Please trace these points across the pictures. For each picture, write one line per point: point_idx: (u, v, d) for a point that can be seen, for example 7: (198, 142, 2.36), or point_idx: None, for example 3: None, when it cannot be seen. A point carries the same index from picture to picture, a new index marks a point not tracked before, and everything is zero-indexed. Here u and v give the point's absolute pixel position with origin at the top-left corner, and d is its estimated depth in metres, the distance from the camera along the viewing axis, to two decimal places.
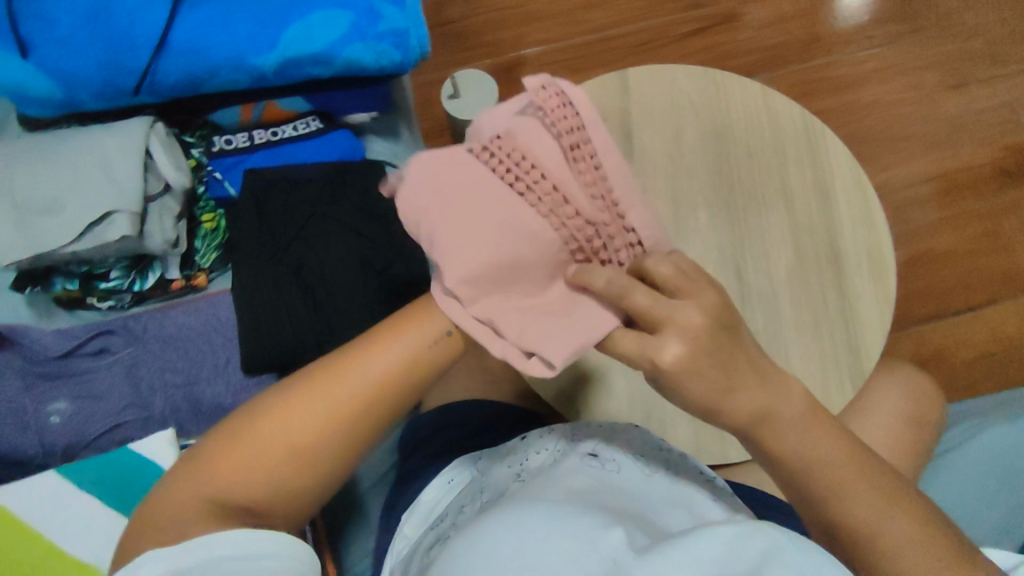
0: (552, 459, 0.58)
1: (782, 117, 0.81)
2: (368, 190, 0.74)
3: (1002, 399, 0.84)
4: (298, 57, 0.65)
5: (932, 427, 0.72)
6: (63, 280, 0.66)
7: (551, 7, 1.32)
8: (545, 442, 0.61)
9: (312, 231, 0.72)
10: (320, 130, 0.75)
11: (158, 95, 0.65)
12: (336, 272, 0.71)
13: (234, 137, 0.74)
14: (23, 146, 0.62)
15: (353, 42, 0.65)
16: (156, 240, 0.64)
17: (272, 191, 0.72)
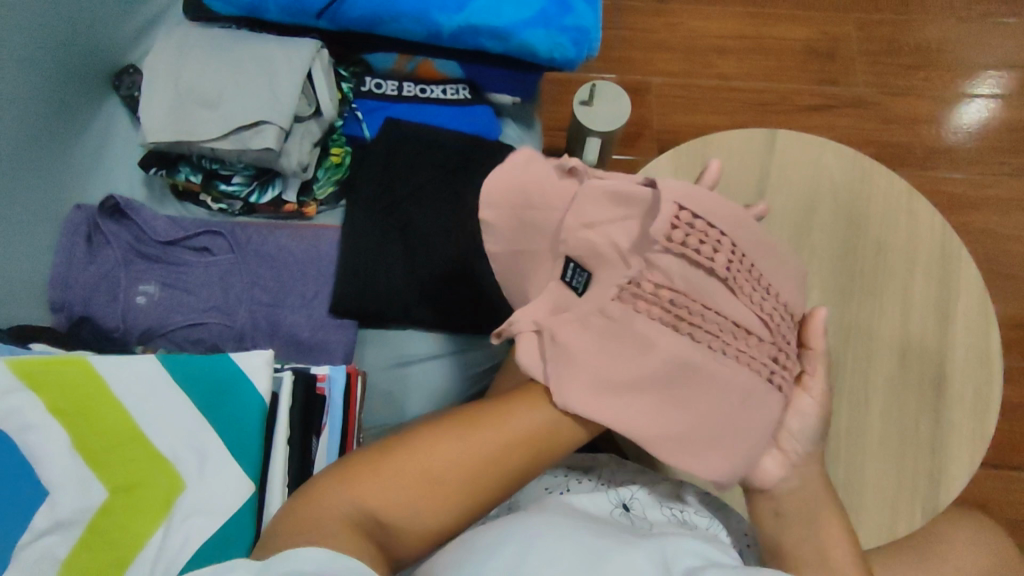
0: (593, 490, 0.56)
1: (921, 221, 0.77)
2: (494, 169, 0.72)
3: None
4: (480, 26, 0.65)
5: None
6: (190, 172, 0.69)
7: (686, 41, 1.29)
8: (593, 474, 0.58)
9: (426, 194, 0.69)
10: (467, 99, 0.75)
11: (337, 22, 0.66)
12: (439, 240, 0.67)
13: (384, 83, 0.73)
14: (202, 42, 0.65)
15: (536, 27, 0.65)
16: (291, 160, 0.63)
17: (401, 144, 0.71)
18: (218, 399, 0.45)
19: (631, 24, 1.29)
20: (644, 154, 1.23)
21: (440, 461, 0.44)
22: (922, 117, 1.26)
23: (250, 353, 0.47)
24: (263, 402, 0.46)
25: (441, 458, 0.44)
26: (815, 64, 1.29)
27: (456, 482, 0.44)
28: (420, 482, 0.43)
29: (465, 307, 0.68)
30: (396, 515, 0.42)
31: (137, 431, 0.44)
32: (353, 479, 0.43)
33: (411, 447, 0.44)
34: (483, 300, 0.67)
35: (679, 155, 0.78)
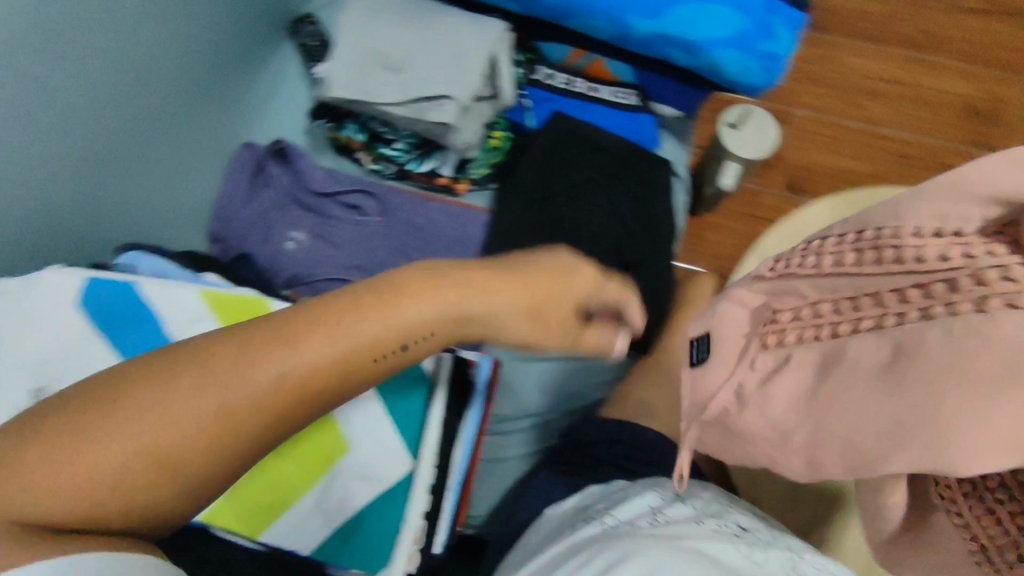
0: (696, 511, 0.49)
1: None
2: (648, 184, 0.72)
3: None
4: (672, 35, 0.62)
5: None
6: (356, 129, 0.71)
7: (841, 77, 1.23)
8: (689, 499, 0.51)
9: (583, 195, 0.71)
10: (633, 105, 0.74)
11: (527, 6, 0.64)
12: (590, 242, 0.69)
13: (554, 75, 0.73)
14: (395, 1, 0.65)
15: (730, 46, 0.62)
16: (460, 138, 0.63)
17: (566, 140, 0.71)
18: None
19: None
20: (772, 187, 1.21)
21: (291, 380, 0.33)
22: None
23: None
24: (428, 383, 0.48)
25: (276, 366, 0.33)
26: (972, 124, 1.21)
27: (281, 406, 0.33)
28: (228, 403, 0.32)
29: None
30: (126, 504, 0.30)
31: None
32: (147, 397, 0.30)
33: (255, 345, 0.33)
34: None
35: None
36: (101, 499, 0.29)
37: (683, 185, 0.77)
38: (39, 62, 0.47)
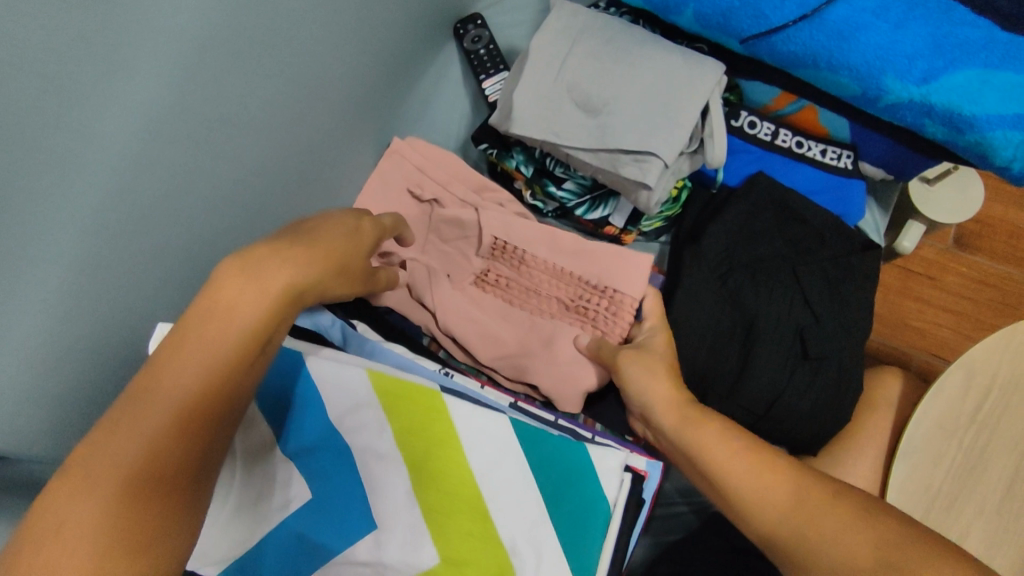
0: None
1: None
2: (852, 270, 0.62)
3: None
4: (933, 108, 0.51)
5: None
6: (523, 161, 0.62)
7: None
8: None
9: (769, 275, 0.62)
10: (845, 169, 0.64)
11: (752, 50, 0.56)
12: (770, 332, 0.60)
13: (758, 124, 0.65)
14: (595, 24, 0.57)
15: (1013, 129, 0.49)
16: (650, 198, 0.54)
17: (758, 211, 0.64)
18: (566, 491, 0.39)
19: None
20: (933, 243, 1.08)
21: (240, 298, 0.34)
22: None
23: (605, 451, 0.40)
24: (609, 514, 0.39)
25: (246, 305, 0.33)
26: None
27: (242, 352, 0.32)
28: (215, 366, 0.32)
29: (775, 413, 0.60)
30: (154, 493, 0.29)
31: (483, 503, 0.39)
32: (178, 349, 0.32)
33: (218, 302, 0.33)
34: (797, 414, 0.59)
35: None
36: (136, 466, 0.29)
37: None
38: (221, 85, 0.46)
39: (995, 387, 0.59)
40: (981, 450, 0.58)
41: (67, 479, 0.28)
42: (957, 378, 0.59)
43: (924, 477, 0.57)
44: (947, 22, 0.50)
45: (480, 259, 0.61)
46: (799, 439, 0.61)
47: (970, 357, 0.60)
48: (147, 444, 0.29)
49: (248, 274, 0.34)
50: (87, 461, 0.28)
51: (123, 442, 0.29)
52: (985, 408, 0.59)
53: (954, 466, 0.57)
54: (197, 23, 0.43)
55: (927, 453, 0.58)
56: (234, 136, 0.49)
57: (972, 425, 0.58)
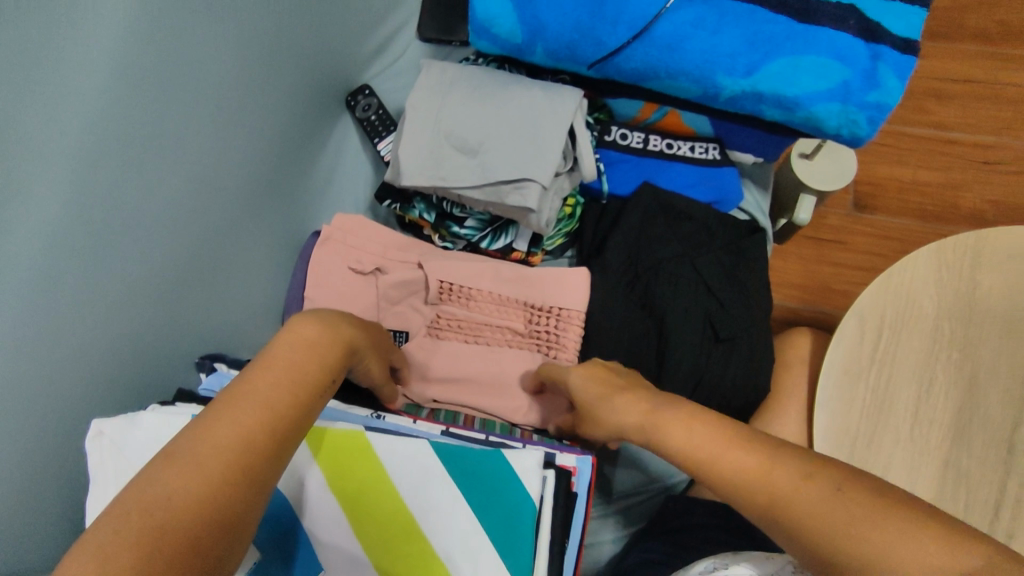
0: None
1: None
2: (741, 250, 0.68)
3: None
4: (764, 94, 0.59)
5: None
6: (424, 209, 0.67)
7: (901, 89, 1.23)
8: None
9: (670, 269, 0.67)
10: (715, 161, 0.70)
11: (602, 72, 0.63)
12: (679, 320, 0.65)
13: (630, 135, 0.71)
14: (459, 76, 0.63)
15: (832, 101, 0.57)
16: (541, 218, 0.60)
17: (651, 215, 0.69)
18: (490, 498, 0.42)
19: None
20: (836, 209, 1.17)
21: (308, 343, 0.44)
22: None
23: (520, 452, 0.43)
24: (535, 509, 0.42)
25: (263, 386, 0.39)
26: None
27: (259, 422, 0.37)
28: (234, 438, 0.36)
29: (698, 393, 0.64)
30: (223, 491, 0.34)
31: (416, 522, 0.42)
32: (265, 372, 0.40)
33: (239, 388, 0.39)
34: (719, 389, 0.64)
35: (944, 248, 0.66)
36: (213, 464, 0.34)
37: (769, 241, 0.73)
38: (123, 191, 0.49)
39: (888, 325, 0.65)
40: (888, 385, 0.63)
41: (160, 466, 0.34)
42: (853, 325, 0.65)
43: (844, 422, 0.62)
44: (755, 22, 0.57)
45: (430, 305, 0.67)
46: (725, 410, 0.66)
47: (860, 304, 0.66)
48: (226, 447, 0.35)
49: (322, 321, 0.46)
50: (179, 453, 0.34)
51: (206, 442, 0.35)
52: (883, 346, 0.64)
53: (867, 405, 0.62)
54: (87, 137, 0.46)
55: (841, 399, 0.63)
56: (144, 235, 0.52)
57: (874, 364, 0.64)
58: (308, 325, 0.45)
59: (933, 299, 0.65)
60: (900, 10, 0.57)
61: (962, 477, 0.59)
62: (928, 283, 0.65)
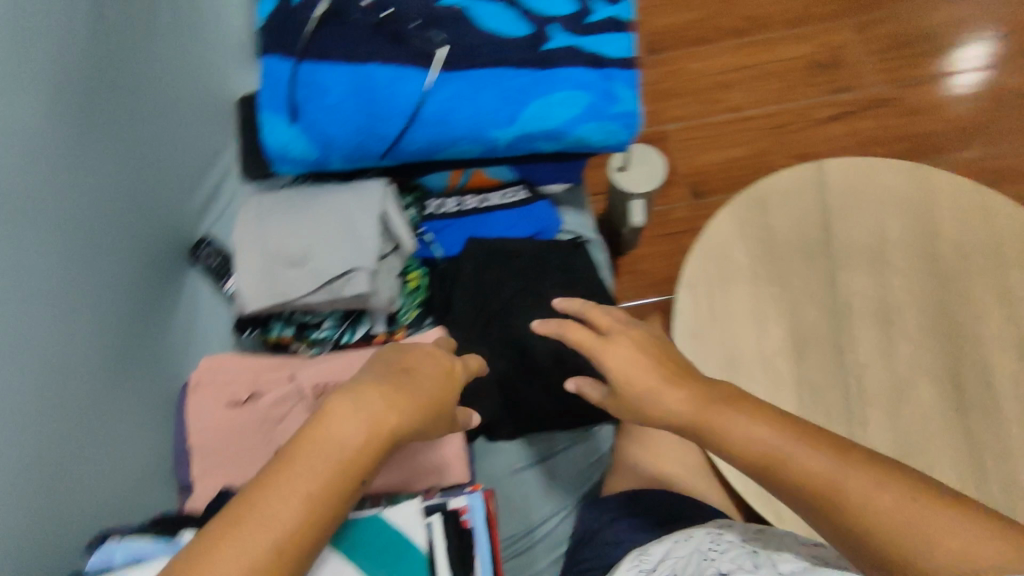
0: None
1: (1002, 222, 0.76)
2: (572, 266, 0.76)
3: None
4: (534, 132, 0.68)
5: None
6: (281, 326, 0.71)
7: (694, 85, 1.45)
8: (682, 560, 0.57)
9: (518, 305, 0.74)
10: (525, 200, 0.79)
11: (397, 158, 0.70)
12: (538, 345, 0.72)
13: (444, 201, 0.78)
14: (274, 203, 0.69)
15: (589, 122, 0.68)
16: (380, 297, 0.65)
17: (489, 264, 0.74)
18: (387, 561, 0.45)
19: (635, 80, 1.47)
20: (675, 202, 1.34)
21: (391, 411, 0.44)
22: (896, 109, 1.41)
23: (401, 508, 0.47)
24: (424, 557, 0.46)
25: (341, 428, 0.41)
26: (811, 79, 1.43)
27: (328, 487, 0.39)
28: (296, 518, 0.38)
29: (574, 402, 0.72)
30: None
31: None
32: (312, 449, 0.40)
33: (288, 463, 0.40)
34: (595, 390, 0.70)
35: (735, 209, 0.78)
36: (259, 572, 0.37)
37: (597, 252, 0.83)
38: None
39: (714, 287, 0.75)
40: (730, 334, 0.73)
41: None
42: (687, 295, 0.75)
43: (707, 377, 0.71)
44: (503, 79, 0.67)
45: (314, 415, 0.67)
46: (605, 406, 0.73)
47: (687, 277, 0.76)
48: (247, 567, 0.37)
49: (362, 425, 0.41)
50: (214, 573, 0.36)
51: (243, 556, 0.37)
52: (716, 304, 0.74)
53: (721, 357, 0.72)
54: None
55: (698, 360, 0.72)
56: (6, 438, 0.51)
57: (714, 321, 0.74)
58: (341, 415, 0.42)
59: (740, 252, 0.76)
60: (612, 38, 0.70)
61: (814, 385, 0.71)
62: (732, 241, 0.77)
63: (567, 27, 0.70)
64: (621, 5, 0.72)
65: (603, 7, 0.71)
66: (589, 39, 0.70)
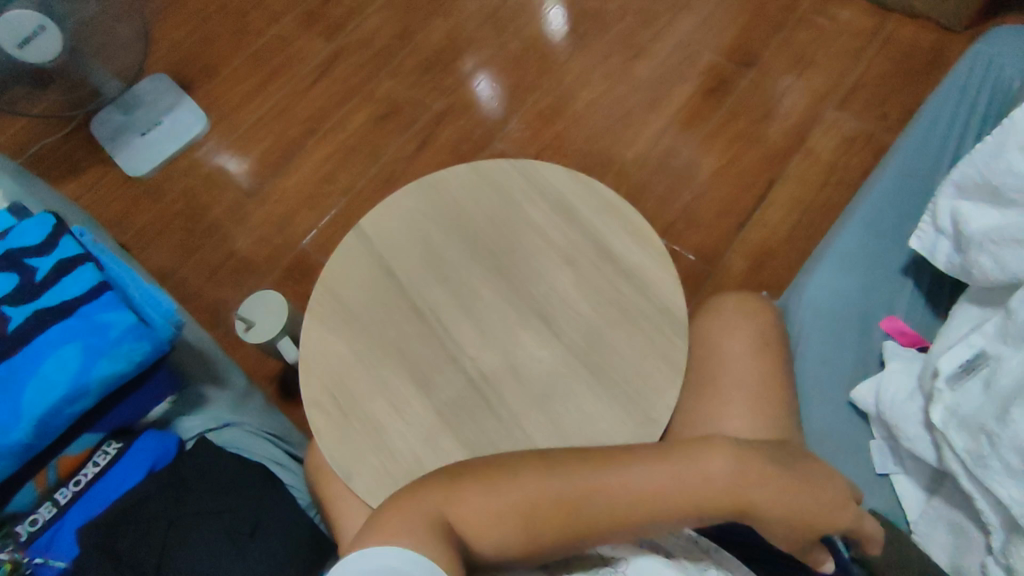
0: None
1: (498, 177, 0.91)
2: (204, 467, 0.76)
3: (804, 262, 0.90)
4: (50, 407, 0.65)
5: (774, 330, 0.77)
6: None
7: (299, 198, 1.57)
8: None
9: (173, 545, 0.70)
10: (121, 448, 0.75)
11: None
12: (212, 564, 0.69)
13: (38, 512, 0.71)
14: None
15: (96, 361, 0.67)
16: None
17: (118, 531, 0.70)
18: None
19: (252, 226, 1.55)
20: None
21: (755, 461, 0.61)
22: (458, 106, 1.62)
23: None
24: None
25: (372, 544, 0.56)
26: (385, 129, 1.62)
27: None
28: None
29: None
30: None
31: None
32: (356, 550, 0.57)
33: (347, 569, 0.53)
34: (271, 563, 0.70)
35: (313, 313, 0.85)
36: None
37: (240, 428, 0.84)
38: None
39: (333, 389, 0.80)
40: (367, 417, 0.78)
41: None
42: (317, 413, 0.79)
43: (370, 466, 0.76)
44: None
45: None
46: (308, 560, 0.73)
47: (308, 397, 0.80)
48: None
49: (726, 462, 0.59)
50: None
51: None
52: (343, 402, 0.79)
53: (371, 440, 0.77)
54: None
55: (356, 458, 0.76)
56: None
57: (349, 416, 0.79)
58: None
59: (336, 344, 0.83)
60: (71, 279, 0.70)
61: (451, 405, 0.78)
62: (325, 340, 0.83)
63: (18, 300, 0.68)
64: (63, 245, 0.72)
65: (44, 259, 0.71)
66: (48, 295, 0.69)
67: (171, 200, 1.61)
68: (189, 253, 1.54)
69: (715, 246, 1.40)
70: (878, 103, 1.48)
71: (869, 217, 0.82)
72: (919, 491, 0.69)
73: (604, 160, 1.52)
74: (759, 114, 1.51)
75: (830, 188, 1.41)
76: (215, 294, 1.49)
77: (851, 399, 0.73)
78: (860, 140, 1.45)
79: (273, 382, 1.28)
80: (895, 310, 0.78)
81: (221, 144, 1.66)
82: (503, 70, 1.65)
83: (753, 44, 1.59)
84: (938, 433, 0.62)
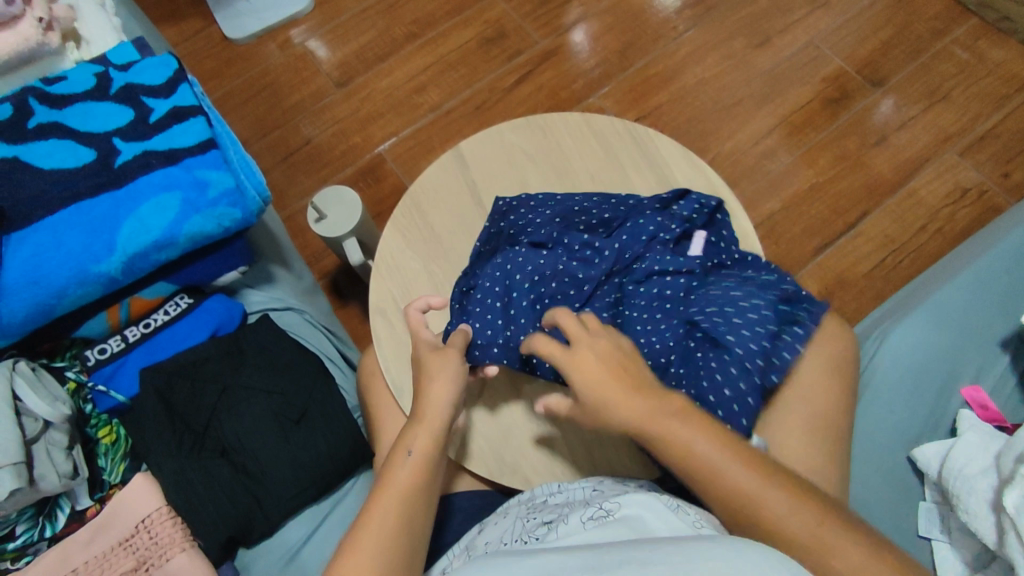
0: (517, 527, 0.59)
1: (609, 135, 0.87)
2: (266, 345, 0.77)
3: (892, 303, 0.86)
4: (141, 249, 0.66)
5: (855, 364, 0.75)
6: None
7: (387, 101, 1.54)
8: (553, 505, 0.61)
9: (223, 409, 0.72)
10: (192, 304, 0.77)
11: (11, 333, 0.65)
12: (255, 437, 0.71)
13: (107, 343, 0.73)
14: None
15: (189, 217, 0.67)
16: (51, 479, 0.62)
17: (178, 381, 0.72)
18: None
19: (336, 117, 1.54)
20: None
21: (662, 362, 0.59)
22: (566, 50, 1.56)
23: None
24: None
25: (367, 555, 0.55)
26: (488, 54, 1.56)
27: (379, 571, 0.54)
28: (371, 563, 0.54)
29: (310, 476, 0.71)
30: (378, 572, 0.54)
31: None
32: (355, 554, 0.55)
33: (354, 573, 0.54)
34: (315, 453, 0.71)
35: (397, 222, 0.85)
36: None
37: (299, 314, 0.84)
38: None
39: (401, 302, 0.81)
40: None
41: None
42: (380, 320, 0.80)
43: None
44: (82, 214, 0.65)
45: None
46: (344, 460, 0.73)
47: (376, 304, 0.81)
48: None
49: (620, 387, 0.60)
50: None
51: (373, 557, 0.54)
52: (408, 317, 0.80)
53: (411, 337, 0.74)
54: None
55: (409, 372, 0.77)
56: None
57: None
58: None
59: (412, 260, 0.83)
60: (181, 128, 0.70)
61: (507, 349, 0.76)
62: (403, 253, 0.83)
63: (131, 136, 0.69)
64: (180, 93, 0.71)
65: (160, 101, 0.71)
66: (158, 138, 0.69)
67: (261, 71, 1.59)
68: (268, 128, 1.54)
69: (792, 262, 1.35)
70: (1004, 160, 1.39)
71: (981, 277, 0.78)
72: (961, 566, 0.67)
73: (701, 144, 1.46)
74: (873, 138, 1.43)
75: (925, 235, 1.35)
76: (286, 177, 1.49)
77: (913, 455, 0.73)
78: (973, 193, 1.37)
79: (326, 277, 1.30)
80: (981, 380, 0.76)
81: (321, 27, 1.62)
82: (620, 23, 1.57)
83: (889, 64, 1.49)
84: (1005, 517, 0.61)
